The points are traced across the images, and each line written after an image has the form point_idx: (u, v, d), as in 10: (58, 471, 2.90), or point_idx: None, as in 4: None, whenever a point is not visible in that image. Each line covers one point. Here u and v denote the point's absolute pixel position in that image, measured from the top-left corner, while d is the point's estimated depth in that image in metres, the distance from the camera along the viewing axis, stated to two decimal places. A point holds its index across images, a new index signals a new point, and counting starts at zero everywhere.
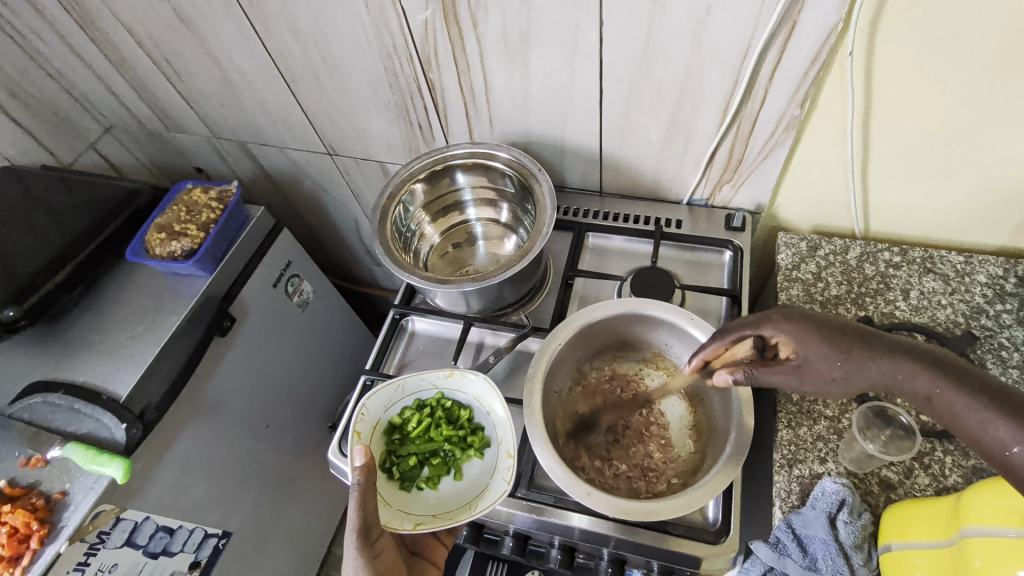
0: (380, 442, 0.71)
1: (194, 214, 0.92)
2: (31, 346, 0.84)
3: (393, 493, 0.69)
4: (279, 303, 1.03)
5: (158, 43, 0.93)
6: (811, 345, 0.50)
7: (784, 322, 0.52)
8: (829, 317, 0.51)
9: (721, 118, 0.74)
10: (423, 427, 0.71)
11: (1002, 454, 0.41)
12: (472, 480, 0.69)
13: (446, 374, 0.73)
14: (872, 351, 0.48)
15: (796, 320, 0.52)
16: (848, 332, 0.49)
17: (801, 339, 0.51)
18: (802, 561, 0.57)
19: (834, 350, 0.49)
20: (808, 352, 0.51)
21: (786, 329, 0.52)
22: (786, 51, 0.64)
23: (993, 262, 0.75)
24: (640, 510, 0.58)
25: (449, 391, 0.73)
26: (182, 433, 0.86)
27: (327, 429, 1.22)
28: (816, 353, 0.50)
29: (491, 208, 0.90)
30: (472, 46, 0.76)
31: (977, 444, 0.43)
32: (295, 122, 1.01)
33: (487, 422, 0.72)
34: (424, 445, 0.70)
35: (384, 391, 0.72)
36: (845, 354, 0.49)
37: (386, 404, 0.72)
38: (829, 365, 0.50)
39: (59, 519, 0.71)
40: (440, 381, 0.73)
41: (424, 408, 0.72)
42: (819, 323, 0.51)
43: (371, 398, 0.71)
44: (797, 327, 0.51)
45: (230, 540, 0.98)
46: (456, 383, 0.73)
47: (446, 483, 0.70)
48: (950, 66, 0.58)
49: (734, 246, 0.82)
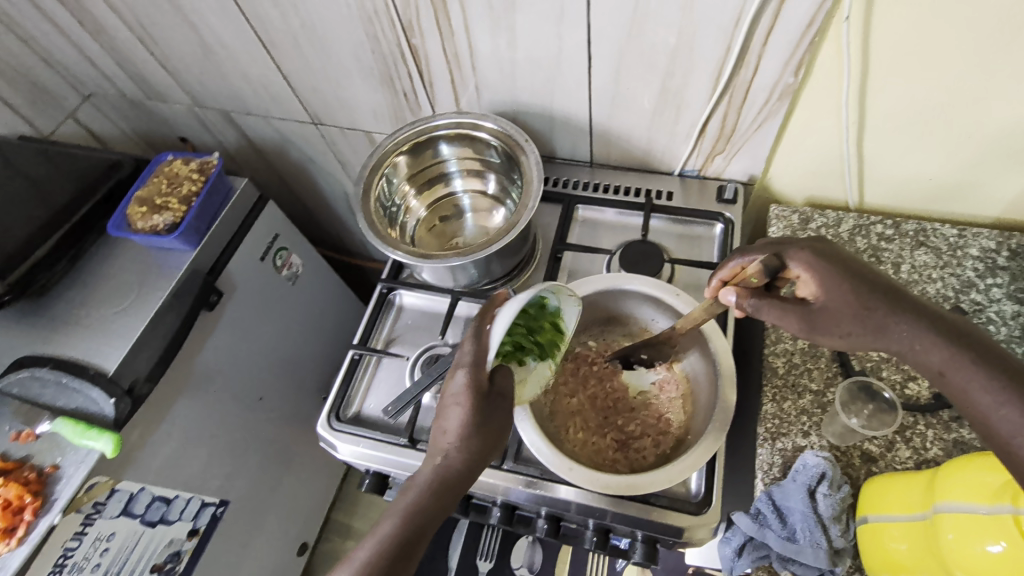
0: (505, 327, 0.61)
1: (175, 187, 0.90)
2: (18, 320, 0.84)
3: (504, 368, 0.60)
4: (268, 277, 1.02)
5: (131, 7, 0.90)
6: (837, 285, 0.50)
7: (814, 258, 0.52)
8: (862, 264, 0.50)
9: (714, 87, 0.71)
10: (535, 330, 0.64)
11: (1007, 438, 0.40)
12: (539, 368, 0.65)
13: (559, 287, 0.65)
14: (895, 313, 0.47)
15: (825, 259, 0.51)
16: (880, 289, 0.48)
17: (826, 277, 0.51)
18: (781, 531, 0.58)
19: (859, 297, 0.49)
20: (828, 293, 0.51)
21: (815, 260, 0.52)
22: (780, 16, 0.61)
23: (987, 235, 0.73)
24: (620, 484, 0.58)
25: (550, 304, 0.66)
26: (175, 405, 0.87)
27: (322, 400, 1.24)
28: (838, 298, 0.50)
29: (478, 179, 0.88)
30: (454, 10, 0.72)
31: (982, 425, 0.41)
32: (278, 91, 0.98)
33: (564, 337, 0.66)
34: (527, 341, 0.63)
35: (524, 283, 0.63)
36: (867, 308, 0.48)
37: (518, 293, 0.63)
38: (847, 314, 0.49)
39: (51, 492, 0.72)
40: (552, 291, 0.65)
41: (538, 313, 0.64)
42: (854, 274, 0.50)
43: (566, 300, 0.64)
44: (825, 267, 0.51)
45: (227, 508, 1.00)
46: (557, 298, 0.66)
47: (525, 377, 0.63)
48: (953, 29, 0.56)
49: (724, 219, 0.81)
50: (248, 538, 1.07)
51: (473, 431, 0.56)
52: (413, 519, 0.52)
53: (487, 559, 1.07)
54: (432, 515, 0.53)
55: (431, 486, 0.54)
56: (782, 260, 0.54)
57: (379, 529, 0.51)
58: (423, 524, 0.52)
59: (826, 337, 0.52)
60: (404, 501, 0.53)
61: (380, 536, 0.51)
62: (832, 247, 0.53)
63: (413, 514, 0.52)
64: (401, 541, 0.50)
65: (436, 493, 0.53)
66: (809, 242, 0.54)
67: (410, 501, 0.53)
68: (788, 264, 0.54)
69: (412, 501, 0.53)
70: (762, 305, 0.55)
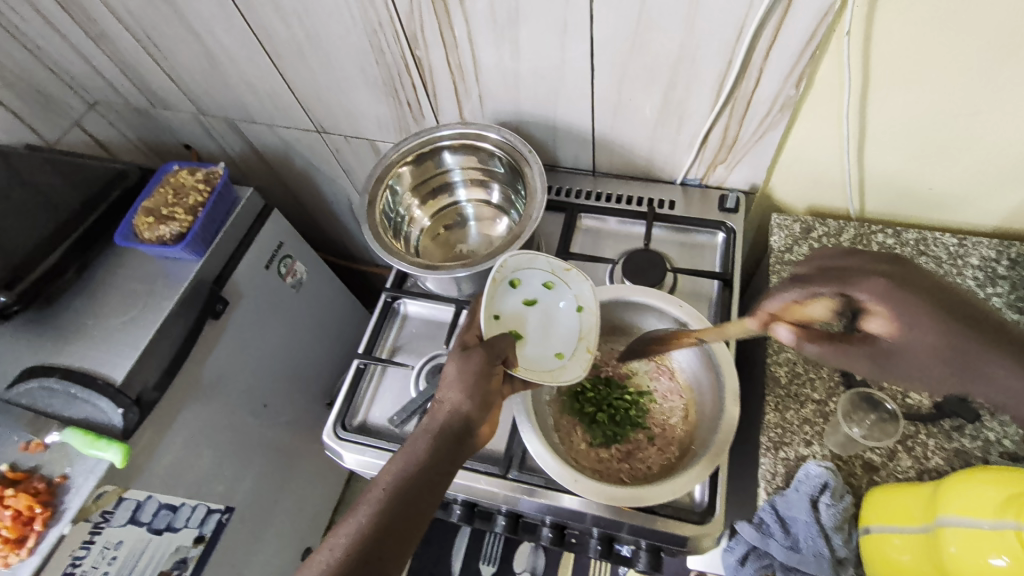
0: (504, 297, 0.68)
1: (181, 197, 0.91)
2: (26, 330, 0.84)
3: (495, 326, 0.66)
4: (273, 285, 1.03)
5: (136, 17, 0.90)
6: (907, 324, 0.38)
7: (886, 289, 0.39)
8: (941, 288, 0.39)
9: (716, 98, 0.72)
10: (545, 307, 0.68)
11: None
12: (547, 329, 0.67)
13: (566, 265, 0.70)
14: (992, 350, 0.38)
15: (901, 291, 0.39)
16: (971, 321, 0.38)
17: (902, 315, 0.38)
18: (784, 541, 0.59)
19: (939, 338, 0.38)
20: (905, 335, 0.39)
21: (892, 294, 0.39)
22: (782, 29, 0.62)
23: (987, 244, 0.74)
24: (626, 497, 0.59)
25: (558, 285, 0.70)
26: (181, 413, 0.88)
27: (326, 406, 1.24)
28: (917, 341, 0.38)
29: (481, 189, 0.89)
30: (458, 22, 0.73)
31: None
32: (282, 100, 0.99)
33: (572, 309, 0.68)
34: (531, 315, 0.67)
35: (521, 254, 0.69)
36: (943, 350, 0.38)
37: (519, 265, 0.69)
38: (930, 361, 0.38)
39: (61, 502, 0.73)
40: (558, 269, 0.70)
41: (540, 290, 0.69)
42: (934, 306, 0.38)
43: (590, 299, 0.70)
44: (900, 301, 0.38)
45: (233, 515, 1.01)
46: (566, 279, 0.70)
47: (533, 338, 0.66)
48: (953, 41, 0.56)
49: (726, 228, 0.82)
50: (253, 544, 1.07)
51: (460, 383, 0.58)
52: (408, 480, 0.53)
53: (490, 565, 1.07)
54: (427, 481, 0.54)
55: (425, 453, 0.55)
56: (851, 296, 0.41)
57: (375, 496, 0.53)
58: (418, 477, 0.54)
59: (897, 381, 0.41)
60: (399, 468, 0.55)
61: (375, 503, 0.52)
62: (909, 270, 0.40)
63: (408, 479, 0.54)
64: (397, 505, 0.52)
65: (431, 460, 0.55)
66: (875, 266, 0.41)
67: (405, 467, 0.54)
68: (862, 298, 0.40)
69: (404, 459, 0.55)
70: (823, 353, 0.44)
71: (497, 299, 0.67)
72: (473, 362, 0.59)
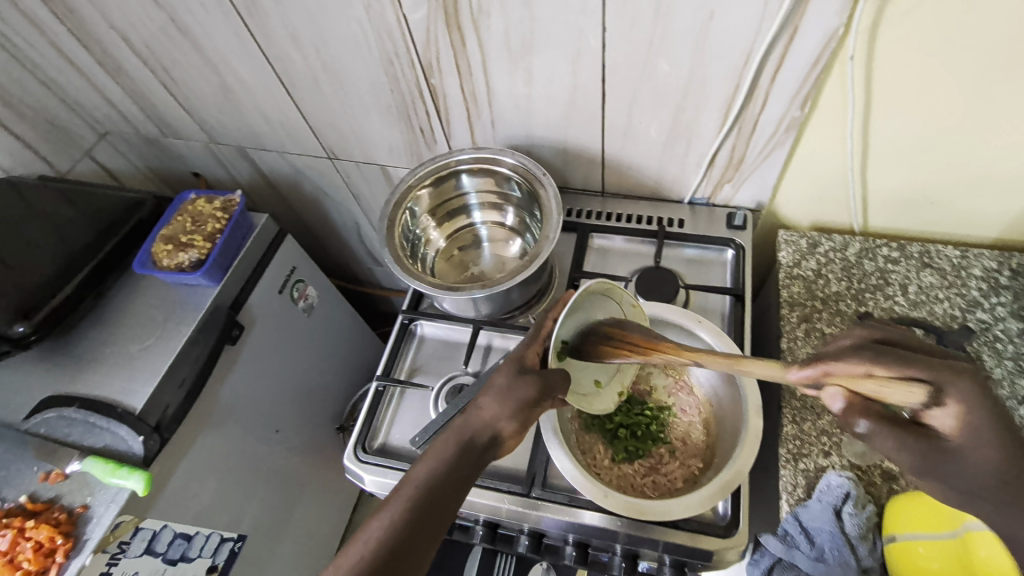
0: (570, 319, 0.65)
1: (199, 224, 0.92)
2: (42, 359, 0.85)
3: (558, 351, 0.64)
4: (286, 309, 1.04)
5: (154, 50, 0.93)
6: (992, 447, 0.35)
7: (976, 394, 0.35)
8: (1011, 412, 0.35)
9: (722, 121, 0.75)
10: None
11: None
12: (597, 358, 0.67)
13: (634, 303, 0.69)
14: None
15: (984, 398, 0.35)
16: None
17: (983, 426, 0.35)
18: (811, 552, 0.60)
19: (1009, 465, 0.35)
20: (980, 446, 0.35)
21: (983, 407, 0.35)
22: (787, 55, 0.65)
23: (988, 255, 0.76)
24: (655, 510, 0.60)
25: (620, 317, 0.69)
26: (197, 440, 0.87)
27: (335, 430, 1.24)
28: (981, 449, 0.35)
29: (496, 212, 0.91)
30: (474, 52, 0.76)
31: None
32: (296, 128, 1.01)
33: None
34: (588, 342, 0.67)
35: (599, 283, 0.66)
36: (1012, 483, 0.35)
37: (593, 292, 0.66)
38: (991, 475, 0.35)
39: (83, 532, 0.72)
40: (627, 305, 0.68)
41: (603, 320, 0.68)
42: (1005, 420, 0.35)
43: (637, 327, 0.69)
44: (984, 408, 0.35)
45: (245, 543, 0.99)
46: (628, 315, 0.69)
47: (582, 364, 0.66)
48: (950, 64, 0.59)
49: (735, 245, 0.84)
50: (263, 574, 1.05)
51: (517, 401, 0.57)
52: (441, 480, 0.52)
53: None
54: (454, 487, 0.52)
55: (462, 455, 0.54)
56: (932, 393, 0.36)
57: (410, 490, 0.50)
58: (451, 481, 0.52)
59: (938, 485, 0.38)
60: (433, 465, 0.53)
61: (408, 498, 0.50)
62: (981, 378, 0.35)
63: (443, 479, 0.52)
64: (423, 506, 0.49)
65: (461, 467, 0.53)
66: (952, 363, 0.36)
67: (435, 470, 0.52)
68: (938, 395, 0.36)
69: (440, 459, 0.53)
70: (875, 428, 0.39)
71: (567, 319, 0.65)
72: (527, 388, 0.57)
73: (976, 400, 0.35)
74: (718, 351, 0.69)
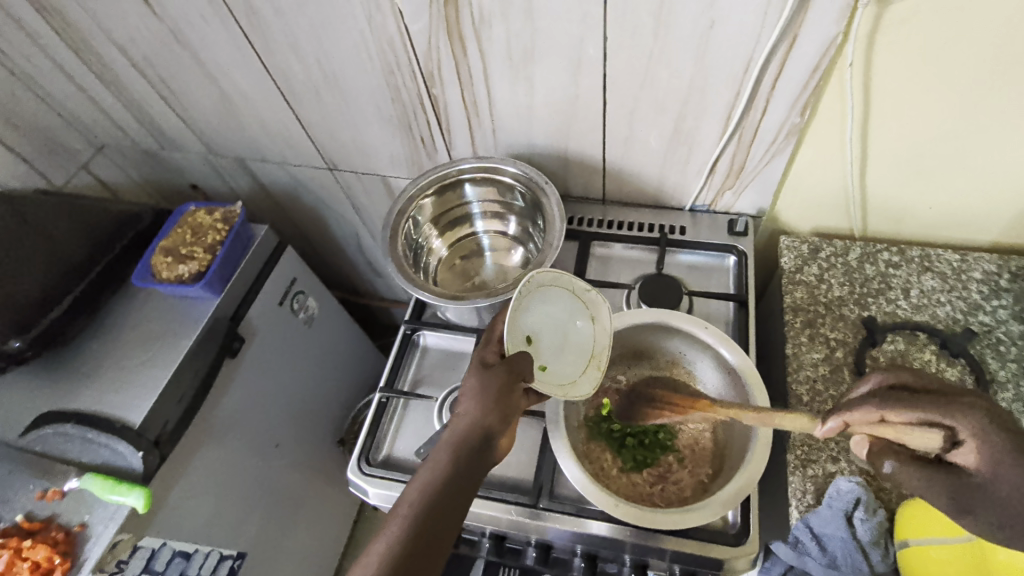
0: (528, 308, 0.66)
1: (199, 236, 0.92)
2: (38, 375, 0.83)
3: (521, 338, 0.63)
4: (285, 321, 1.03)
5: (153, 63, 0.93)
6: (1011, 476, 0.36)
7: (984, 428, 0.38)
8: None
9: (723, 128, 0.75)
10: (563, 323, 0.68)
11: None
12: (563, 344, 0.67)
13: (588, 288, 0.71)
14: None
15: (1001, 434, 0.37)
16: None
17: (993, 461, 0.37)
18: (822, 559, 0.59)
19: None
20: (995, 479, 0.37)
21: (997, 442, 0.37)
22: (787, 62, 0.65)
23: (987, 258, 0.77)
24: (666, 519, 0.59)
25: (577, 303, 0.70)
26: (196, 456, 0.86)
27: (335, 443, 1.22)
28: (998, 485, 0.37)
29: (498, 221, 0.91)
30: (475, 61, 0.76)
31: None
32: (295, 139, 1.01)
33: (586, 331, 0.69)
34: (549, 328, 0.67)
35: (549, 271, 0.68)
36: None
37: (546, 280, 0.68)
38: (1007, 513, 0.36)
39: (81, 552, 0.70)
40: (580, 290, 0.70)
41: (562, 307, 0.69)
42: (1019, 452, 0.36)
43: (599, 308, 0.70)
44: (997, 443, 0.37)
45: (244, 561, 0.97)
46: (586, 301, 0.70)
47: (549, 351, 0.66)
48: (948, 69, 0.60)
49: (737, 251, 0.84)
50: None
51: (494, 397, 0.57)
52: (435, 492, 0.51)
53: None
54: (453, 500, 0.52)
55: (453, 464, 0.54)
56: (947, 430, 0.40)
57: (404, 508, 0.50)
58: (446, 490, 0.52)
59: (975, 524, 0.38)
60: (425, 481, 0.53)
61: (403, 518, 0.50)
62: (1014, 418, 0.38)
63: (436, 490, 0.52)
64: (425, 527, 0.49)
65: (456, 477, 0.53)
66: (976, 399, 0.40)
67: (429, 489, 0.52)
68: (952, 429, 0.40)
69: (433, 472, 0.53)
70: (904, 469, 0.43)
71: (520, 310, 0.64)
72: (499, 377, 0.59)
73: (988, 437, 0.38)
74: (725, 357, 0.69)
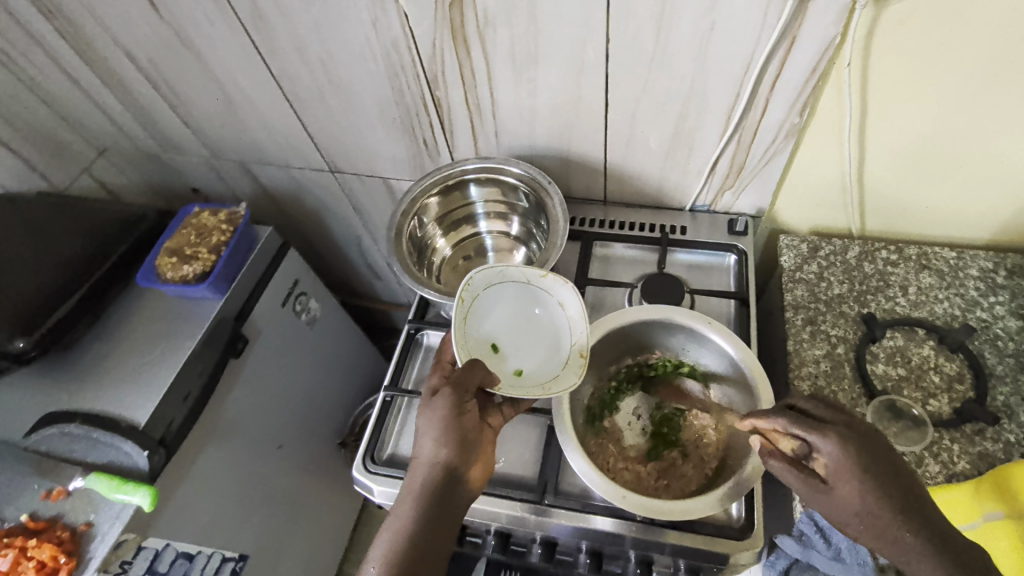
0: (484, 316, 0.73)
1: (204, 237, 0.92)
2: (41, 375, 0.83)
3: (478, 345, 0.70)
4: (288, 322, 1.03)
5: (158, 67, 0.93)
6: (850, 483, 0.48)
7: (845, 448, 0.48)
8: (882, 459, 0.48)
9: (724, 129, 0.77)
10: (525, 321, 0.74)
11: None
12: (532, 335, 0.73)
13: (540, 273, 0.73)
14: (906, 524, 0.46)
15: (854, 453, 0.48)
16: (896, 481, 0.48)
17: (847, 469, 0.48)
18: (827, 552, 0.60)
19: (869, 499, 0.47)
20: (846, 484, 0.48)
21: (848, 459, 0.48)
22: (786, 63, 0.67)
23: (984, 256, 0.78)
24: (673, 511, 0.60)
25: (536, 290, 0.74)
26: (200, 456, 0.86)
27: (337, 446, 1.22)
28: (850, 489, 0.48)
29: (502, 221, 0.92)
30: (479, 64, 0.77)
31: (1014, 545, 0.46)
32: (299, 142, 1.02)
33: (556, 314, 0.73)
34: (510, 325, 0.74)
35: (490, 270, 0.73)
36: (873, 515, 0.47)
37: (489, 281, 0.73)
38: (852, 507, 0.48)
39: (86, 551, 0.70)
40: (533, 278, 0.73)
41: (520, 300, 0.74)
42: (874, 467, 0.48)
43: (560, 291, 0.73)
44: (853, 460, 0.48)
45: (246, 564, 0.97)
46: (545, 286, 0.74)
47: (514, 348, 0.72)
48: (943, 69, 0.62)
49: (737, 250, 0.85)
50: None
51: (454, 432, 0.61)
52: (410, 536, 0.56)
53: None
54: (430, 541, 0.57)
55: (424, 506, 0.58)
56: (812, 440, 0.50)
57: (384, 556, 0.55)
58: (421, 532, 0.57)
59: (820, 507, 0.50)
60: (401, 526, 0.57)
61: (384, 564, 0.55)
62: (867, 440, 0.49)
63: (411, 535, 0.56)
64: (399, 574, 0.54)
65: (428, 519, 0.57)
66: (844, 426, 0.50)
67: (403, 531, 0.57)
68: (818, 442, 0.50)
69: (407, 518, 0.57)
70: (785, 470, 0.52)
71: (471, 323, 0.71)
72: (455, 411, 0.61)
73: (846, 454, 0.48)
74: (728, 353, 0.69)
